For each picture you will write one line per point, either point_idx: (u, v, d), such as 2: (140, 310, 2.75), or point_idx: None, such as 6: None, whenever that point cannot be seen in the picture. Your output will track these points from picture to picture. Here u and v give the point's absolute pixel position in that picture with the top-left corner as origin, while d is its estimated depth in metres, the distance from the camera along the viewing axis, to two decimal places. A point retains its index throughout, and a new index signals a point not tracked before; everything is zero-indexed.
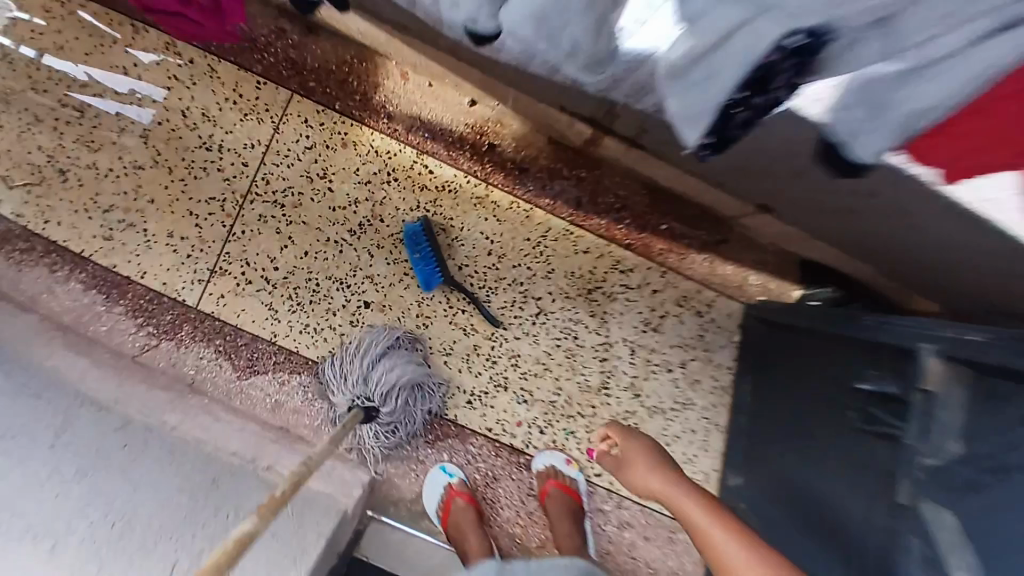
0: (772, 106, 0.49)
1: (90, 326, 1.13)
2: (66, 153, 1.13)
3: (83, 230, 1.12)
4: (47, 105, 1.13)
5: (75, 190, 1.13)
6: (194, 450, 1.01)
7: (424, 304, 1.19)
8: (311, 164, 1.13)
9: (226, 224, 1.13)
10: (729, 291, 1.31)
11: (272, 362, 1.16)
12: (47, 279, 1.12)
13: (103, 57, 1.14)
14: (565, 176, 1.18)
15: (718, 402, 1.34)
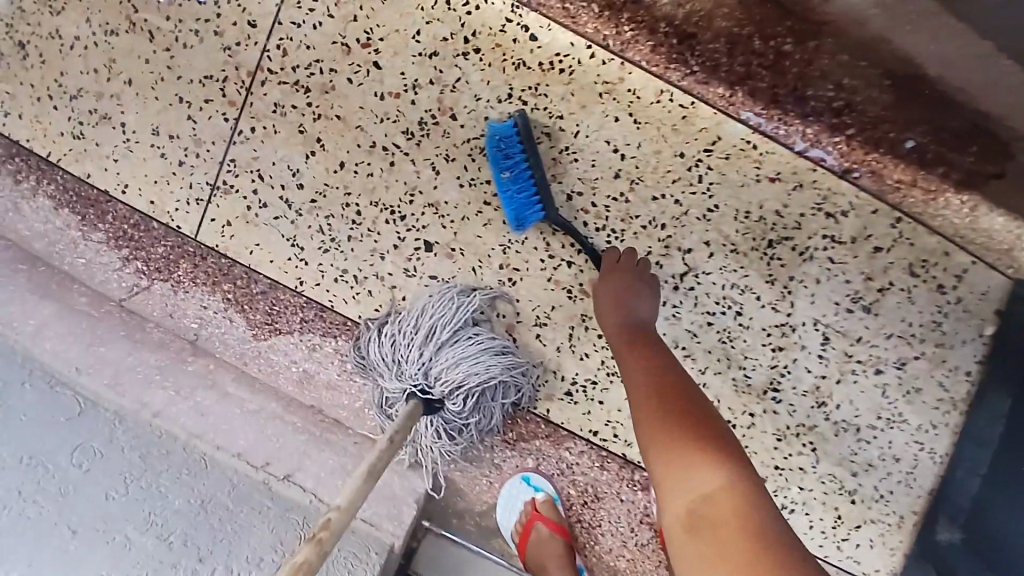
0: None
1: (65, 259, 0.85)
2: (24, 15, 0.82)
3: (50, 126, 0.84)
4: None
5: (38, 69, 0.83)
6: (182, 449, 0.71)
7: (511, 251, 0.79)
8: (349, 25, 0.74)
9: (230, 117, 0.78)
10: (995, 258, 0.80)
11: (299, 320, 0.82)
12: (12, 192, 0.85)
13: None
14: (757, 50, 0.72)
15: (946, 423, 0.86)
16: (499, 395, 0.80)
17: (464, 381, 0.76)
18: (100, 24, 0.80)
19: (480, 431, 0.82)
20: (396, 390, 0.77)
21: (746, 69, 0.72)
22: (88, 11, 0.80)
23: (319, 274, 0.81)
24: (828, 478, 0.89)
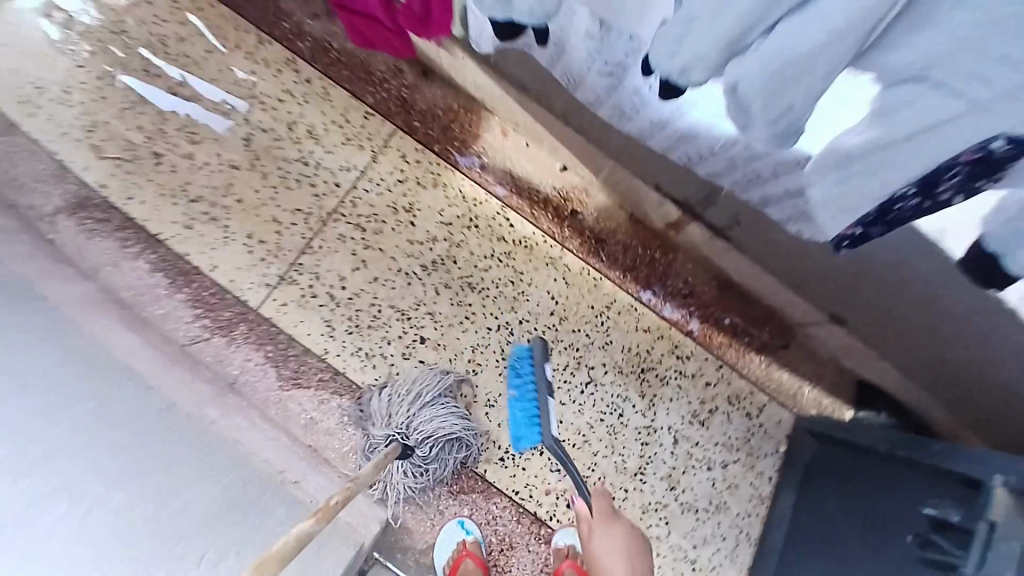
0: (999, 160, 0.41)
1: (146, 307, 1.17)
2: (165, 138, 1.21)
3: (163, 214, 1.19)
4: (159, 91, 1.22)
5: (166, 174, 1.20)
6: (231, 447, 0.99)
7: (478, 351, 1.18)
8: (399, 197, 1.18)
9: (306, 236, 1.18)
10: (781, 399, 1.26)
11: (318, 379, 1.15)
12: (115, 252, 1.18)
13: (221, 59, 1.22)
14: (640, 253, 1.20)
15: (755, 510, 1.25)
16: (454, 450, 1.13)
17: (433, 433, 1.10)
18: (226, 160, 1.20)
19: (436, 477, 1.14)
20: (382, 436, 1.09)
21: (633, 262, 1.20)
22: (218, 147, 1.20)
23: (340, 350, 1.16)
24: (676, 546, 1.24)
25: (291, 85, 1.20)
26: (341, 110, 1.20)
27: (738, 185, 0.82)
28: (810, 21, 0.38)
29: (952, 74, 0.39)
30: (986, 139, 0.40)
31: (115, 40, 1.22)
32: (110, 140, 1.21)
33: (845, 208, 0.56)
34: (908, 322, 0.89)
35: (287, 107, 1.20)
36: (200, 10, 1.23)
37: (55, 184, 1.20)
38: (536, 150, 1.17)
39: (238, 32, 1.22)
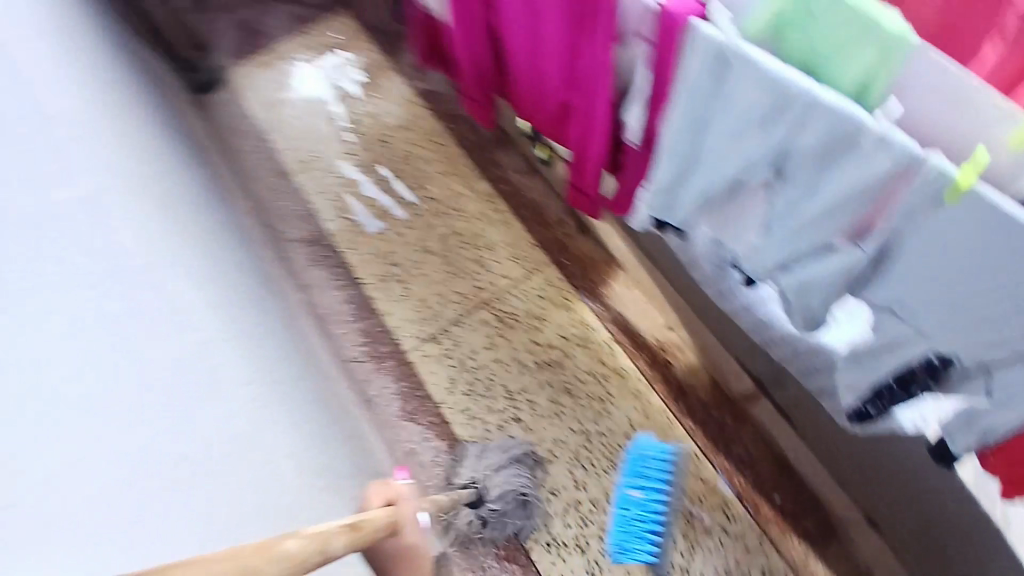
0: (934, 368, 0.71)
1: (331, 324, 1.55)
2: (386, 213, 1.63)
3: (365, 264, 1.60)
4: (393, 180, 1.65)
5: (376, 238, 1.62)
6: (362, 441, 1.31)
7: (557, 444, 1.42)
8: (536, 307, 1.51)
9: (459, 313, 1.54)
10: None
11: (428, 419, 1.47)
12: (324, 279, 1.58)
13: (439, 175, 1.64)
14: (714, 414, 1.41)
15: None
16: (514, 516, 1.35)
17: (507, 490, 1.35)
18: (422, 245, 1.60)
19: (493, 532, 1.35)
20: (463, 482, 1.37)
21: (705, 419, 1.41)
22: (418, 233, 1.61)
23: (454, 404, 1.48)
24: None
25: (486, 210, 1.59)
26: (514, 233, 1.57)
27: (802, 375, 1.04)
28: (825, 262, 0.69)
29: (908, 311, 0.68)
30: (925, 355, 0.71)
31: (377, 144, 1.68)
32: (348, 207, 1.64)
33: (847, 386, 0.81)
34: (927, 531, 1.03)
35: (476, 221, 1.59)
36: (435, 138, 1.66)
37: (298, 218, 1.63)
38: (649, 306, 1.48)
39: (462, 163, 1.64)
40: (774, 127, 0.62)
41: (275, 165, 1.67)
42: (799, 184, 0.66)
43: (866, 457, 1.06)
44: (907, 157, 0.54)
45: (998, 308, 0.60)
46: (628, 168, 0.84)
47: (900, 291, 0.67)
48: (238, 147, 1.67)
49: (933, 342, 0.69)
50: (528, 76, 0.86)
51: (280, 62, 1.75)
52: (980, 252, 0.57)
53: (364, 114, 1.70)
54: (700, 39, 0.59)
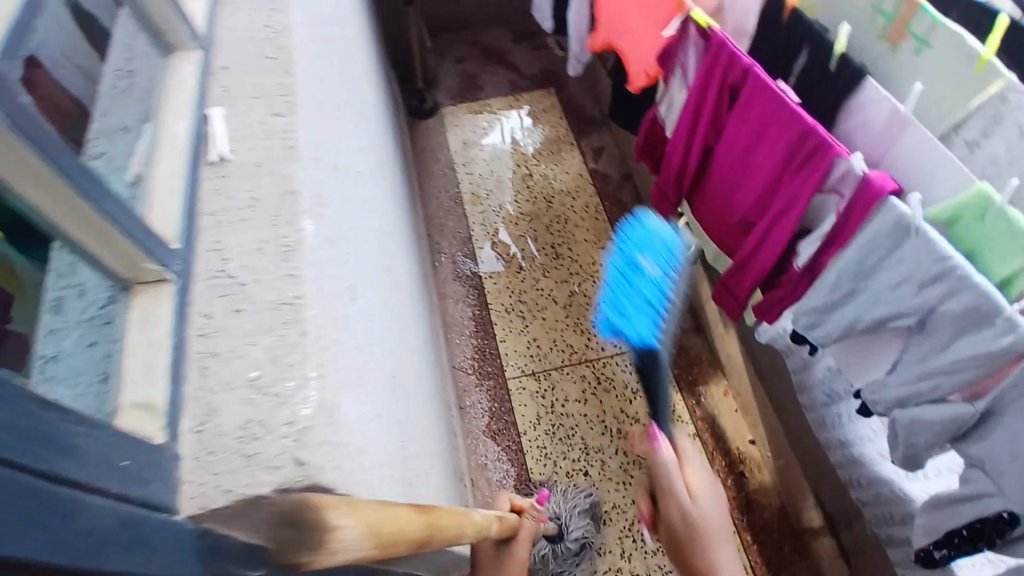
0: (1005, 527, 0.78)
1: (452, 332, 1.76)
2: (530, 256, 1.85)
3: (497, 293, 1.82)
4: (546, 231, 1.88)
5: (514, 274, 1.84)
6: (453, 438, 1.47)
7: (615, 509, 1.51)
8: (633, 381, 1.66)
9: (563, 361, 1.71)
10: None
11: (507, 443, 1.61)
12: (460, 294, 1.82)
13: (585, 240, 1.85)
14: (775, 537, 1.37)
15: None
16: (574, 564, 1.41)
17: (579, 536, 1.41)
18: (551, 295, 1.79)
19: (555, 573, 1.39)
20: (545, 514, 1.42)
21: (764, 538, 1.37)
22: (552, 282, 1.81)
23: (533, 439, 1.61)
24: None
25: None
26: None
27: (874, 520, 1.12)
28: (935, 407, 0.82)
29: (998, 472, 0.77)
30: (998, 511, 0.78)
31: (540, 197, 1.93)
32: (500, 244, 1.88)
33: (923, 526, 0.91)
34: None
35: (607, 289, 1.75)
36: (592, 208, 1.89)
37: (456, 236, 1.89)
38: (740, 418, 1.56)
39: (607, 239, 1.84)
40: (927, 291, 0.77)
41: (453, 193, 1.95)
42: (935, 339, 0.80)
43: None
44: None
45: None
46: (783, 285, 1.00)
47: (994, 451, 0.77)
48: (427, 167, 1.99)
49: (1008, 500, 0.77)
50: (726, 187, 1.05)
51: (485, 113, 2.07)
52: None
53: (538, 174, 1.96)
54: (896, 210, 0.76)
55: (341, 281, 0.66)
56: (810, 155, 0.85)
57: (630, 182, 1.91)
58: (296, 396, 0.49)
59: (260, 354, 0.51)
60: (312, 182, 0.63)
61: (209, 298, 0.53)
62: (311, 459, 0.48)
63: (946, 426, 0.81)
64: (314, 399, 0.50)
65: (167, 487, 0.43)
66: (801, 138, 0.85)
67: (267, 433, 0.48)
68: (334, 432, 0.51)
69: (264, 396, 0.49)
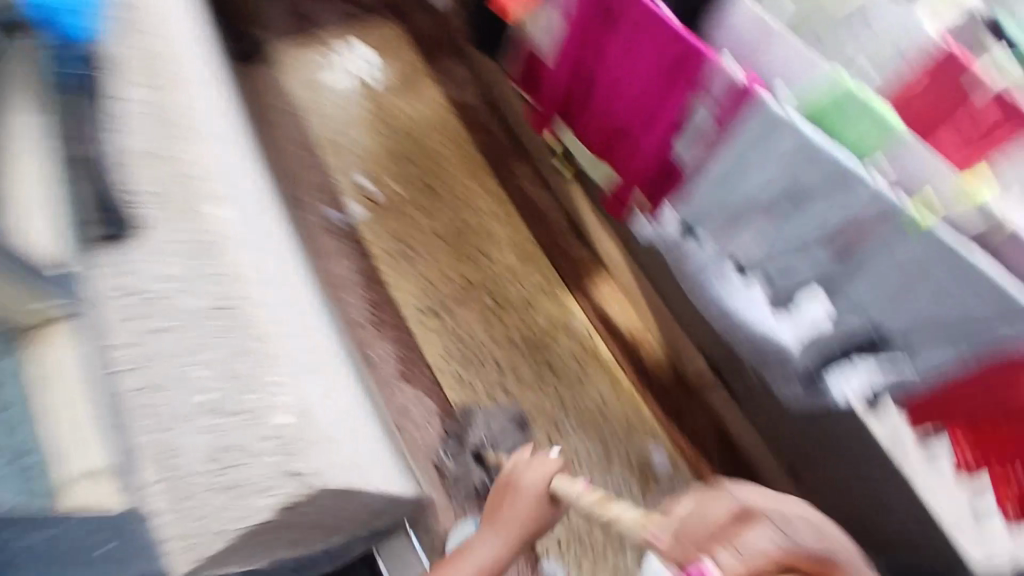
0: (871, 330, 0.98)
1: (338, 290, 1.66)
2: (405, 202, 1.81)
3: (381, 243, 1.76)
4: (410, 172, 1.85)
5: (396, 221, 1.79)
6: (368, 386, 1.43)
7: (537, 415, 1.61)
8: (529, 297, 1.73)
9: (461, 294, 1.72)
10: None
11: (424, 385, 1.61)
12: (337, 249, 1.72)
13: (456, 176, 1.86)
14: (674, 401, 1.62)
15: None
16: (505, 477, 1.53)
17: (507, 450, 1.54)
18: (433, 229, 1.79)
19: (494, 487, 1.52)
20: (474, 444, 1.54)
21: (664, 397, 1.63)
22: (432, 222, 1.80)
23: (449, 373, 1.64)
24: None
25: (495, 207, 1.84)
26: (517, 232, 1.81)
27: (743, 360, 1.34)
28: (810, 262, 0.99)
29: (863, 301, 0.96)
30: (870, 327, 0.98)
31: (401, 138, 1.89)
32: (360, 189, 1.81)
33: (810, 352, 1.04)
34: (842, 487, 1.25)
35: (487, 218, 1.82)
36: (457, 142, 1.89)
37: (323, 193, 1.78)
38: (630, 308, 1.70)
39: (479, 167, 1.88)
40: (797, 167, 0.89)
41: (302, 139, 1.83)
42: (803, 207, 0.93)
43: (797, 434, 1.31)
44: (891, 210, 0.84)
45: (919, 291, 0.88)
46: (667, 181, 1.11)
47: (861, 287, 0.95)
48: (274, 125, 1.82)
49: (874, 319, 0.97)
50: (605, 97, 1.13)
51: (322, 53, 1.93)
52: (938, 268, 0.84)
53: (395, 112, 1.91)
54: (764, 103, 0.86)
55: (262, 310, 0.94)
56: (685, 60, 0.93)
57: (492, 105, 1.91)
58: (255, 422, 0.86)
59: (204, 388, 0.84)
60: (234, 256, 0.95)
61: (129, 332, 0.81)
62: (299, 464, 0.86)
63: (819, 271, 0.99)
64: (267, 418, 0.87)
65: (149, 538, 0.75)
66: (675, 44, 0.93)
67: (245, 459, 0.84)
68: (303, 440, 0.88)
69: (221, 435, 0.83)
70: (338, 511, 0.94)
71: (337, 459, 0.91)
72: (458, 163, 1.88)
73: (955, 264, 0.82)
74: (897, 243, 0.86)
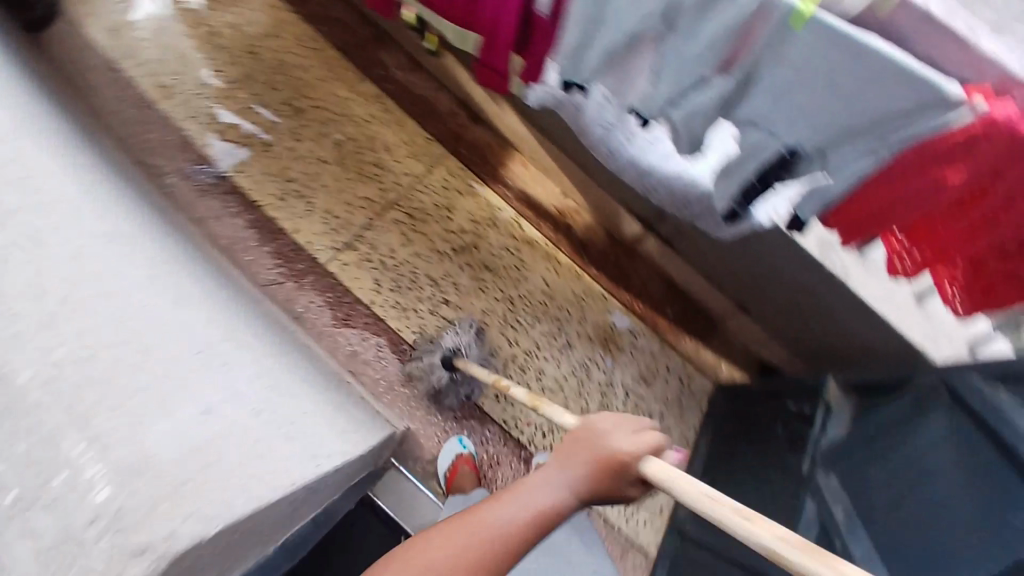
0: (787, 151, 0.90)
1: (237, 253, 1.50)
2: (276, 134, 1.59)
3: (265, 189, 1.56)
4: (273, 99, 1.61)
5: (273, 160, 1.58)
6: (302, 344, 1.34)
7: (486, 315, 1.57)
8: (441, 199, 1.61)
9: (369, 217, 1.58)
10: (712, 374, 1.61)
11: (363, 322, 1.52)
12: (219, 210, 1.52)
13: (324, 88, 1.64)
14: (614, 260, 1.62)
15: (683, 451, 1.55)
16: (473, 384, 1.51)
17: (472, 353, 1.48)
18: (318, 156, 1.59)
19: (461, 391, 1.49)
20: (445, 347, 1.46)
21: (603, 257, 1.62)
22: (314, 149, 1.60)
23: (385, 302, 1.54)
24: None
25: (375, 112, 1.64)
26: (408, 132, 1.64)
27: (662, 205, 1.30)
28: (702, 92, 0.87)
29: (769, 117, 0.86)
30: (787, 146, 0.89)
31: (250, 62, 1.63)
32: (227, 130, 1.57)
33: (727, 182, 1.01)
34: (785, 295, 1.29)
35: (370, 125, 1.63)
36: (313, 50, 1.66)
37: (180, 151, 1.55)
38: (546, 178, 1.63)
39: (343, 71, 1.66)
40: None
41: (131, 95, 1.56)
42: (680, 29, 0.82)
43: (735, 259, 1.31)
44: (771, 4, 0.71)
45: (826, 93, 0.77)
46: (536, 39, 0.99)
47: (761, 104, 0.85)
48: (95, 95, 1.55)
49: (786, 139, 0.88)
50: None
51: None
52: (827, 51, 0.73)
53: (228, 31, 1.63)
54: None
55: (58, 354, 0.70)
56: None
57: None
58: (82, 495, 0.62)
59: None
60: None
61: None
62: (134, 540, 0.62)
63: (716, 96, 0.87)
64: (99, 491, 0.63)
65: None
66: None
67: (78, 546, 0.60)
68: (149, 518, 0.64)
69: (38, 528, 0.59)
70: (301, 498, 0.89)
71: (210, 496, 0.71)
72: (319, 73, 1.65)
73: (847, 46, 0.71)
74: (793, 41, 0.74)
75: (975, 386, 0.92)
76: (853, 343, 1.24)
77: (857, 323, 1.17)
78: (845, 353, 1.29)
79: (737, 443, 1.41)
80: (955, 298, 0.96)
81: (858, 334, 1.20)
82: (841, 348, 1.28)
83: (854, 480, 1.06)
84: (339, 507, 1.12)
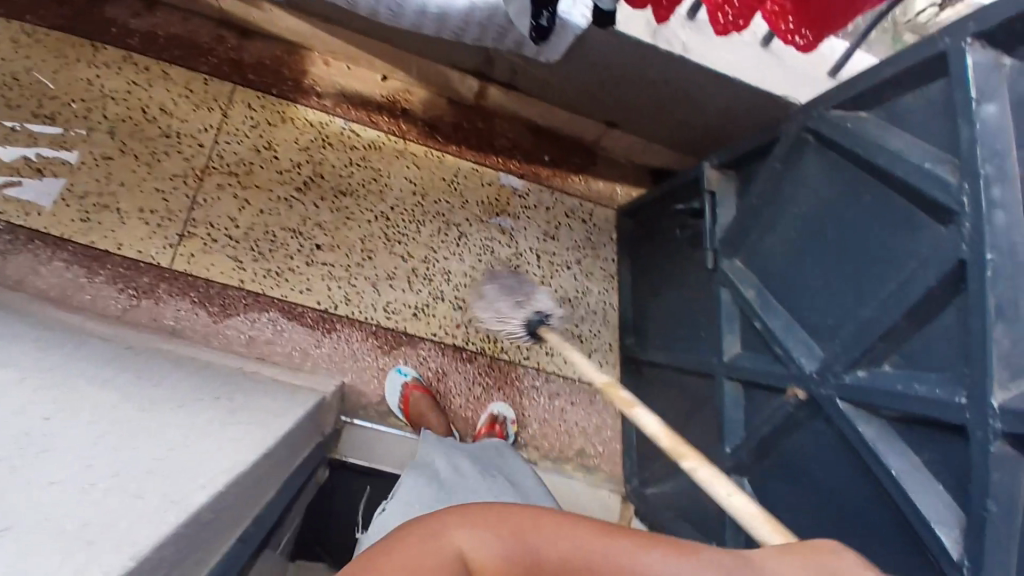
0: None
1: (74, 298, 1.25)
2: (45, 154, 1.28)
3: (61, 216, 1.27)
4: (23, 118, 1.28)
5: (53, 182, 1.28)
6: (192, 360, 1.17)
7: (366, 242, 1.43)
8: (257, 139, 1.40)
9: (189, 194, 1.34)
10: (603, 202, 1.60)
11: (244, 305, 1.34)
12: (31, 262, 1.24)
13: (69, 72, 1.33)
14: (466, 126, 1.53)
15: (609, 284, 1.56)
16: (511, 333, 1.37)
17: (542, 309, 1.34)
18: (95, 151, 1.31)
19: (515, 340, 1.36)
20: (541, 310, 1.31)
21: (454, 126, 1.52)
22: (90, 145, 1.31)
23: (256, 277, 1.35)
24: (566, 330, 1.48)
25: (133, 75, 1.36)
26: (183, 83, 1.39)
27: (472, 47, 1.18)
28: None
29: None
30: None
31: None
32: None
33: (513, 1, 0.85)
34: (637, 99, 1.20)
35: (135, 92, 1.36)
36: (28, 32, 1.33)
37: None
38: (357, 68, 1.47)
39: (69, 42, 1.35)
40: None
41: None
42: None
43: (578, 81, 1.19)
44: None
45: None
46: None
47: None
48: None
49: None
50: None
51: None
52: None
53: None
54: None
55: None
56: None
57: None
58: None
59: None
60: None
61: None
62: None
63: None
64: None
65: None
66: None
67: None
68: None
69: None
70: (224, 518, 0.85)
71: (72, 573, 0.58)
72: (51, 57, 1.33)
73: None
74: None
75: (829, 116, 0.89)
76: (706, 122, 1.20)
77: (706, 99, 1.10)
78: (704, 133, 1.26)
79: (649, 258, 1.42)
80: (795, 36, 0.83)
81: (705, 111, 1.16)
82: (701, 130, 1.25)
83: (754, 256, 1.06)
84: (285, 493, 1.07)
